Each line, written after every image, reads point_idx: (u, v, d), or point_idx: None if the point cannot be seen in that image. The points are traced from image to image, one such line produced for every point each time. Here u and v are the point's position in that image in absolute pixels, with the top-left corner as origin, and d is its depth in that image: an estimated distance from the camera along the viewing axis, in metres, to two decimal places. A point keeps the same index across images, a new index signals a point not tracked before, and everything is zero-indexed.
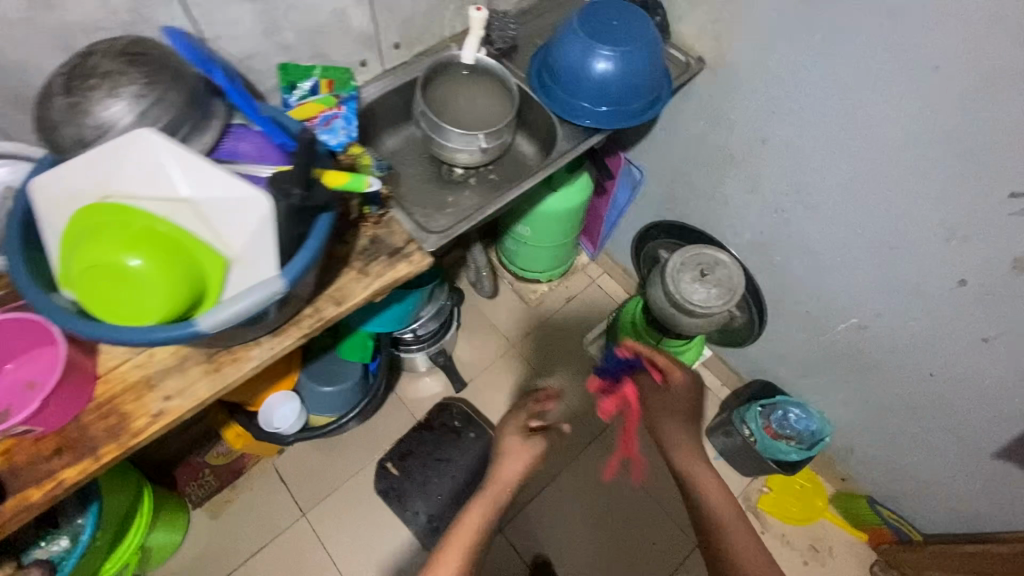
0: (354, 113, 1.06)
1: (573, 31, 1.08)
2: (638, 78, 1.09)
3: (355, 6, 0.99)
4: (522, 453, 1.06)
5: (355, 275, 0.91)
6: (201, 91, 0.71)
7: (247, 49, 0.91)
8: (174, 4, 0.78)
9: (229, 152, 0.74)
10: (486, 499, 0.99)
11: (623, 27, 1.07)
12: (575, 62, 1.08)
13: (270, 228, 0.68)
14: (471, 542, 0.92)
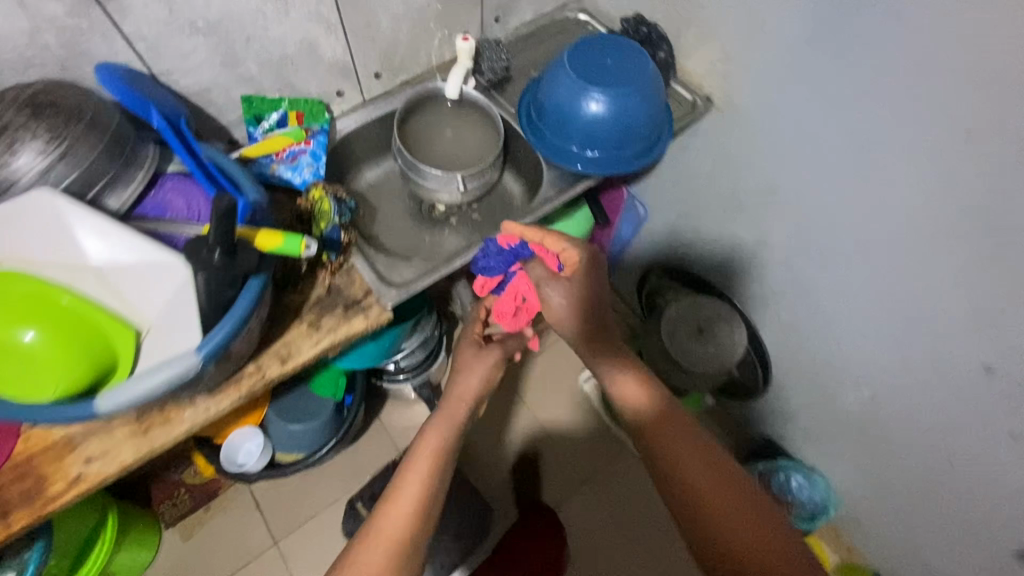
0: (325, 148, 0.99)
1: (563, 70, 1.00)
2: (633, 122, 1.00)
3: (327, 36, 0.92)
4: (475, 375, 0.89)
5: (306, 329, 0.84)
6: (121, 139, 0.65)
7: (205, 81, 0.85)
8: (116, 39, 0.72)
9: (156, 205, 0.68)
10: (439, 429, 0.81)
11: (618, 64, 0.99)
12: (564, 101, 1.00)
13: (186, 297, 0.61)
14: (430, 480, 0.75)
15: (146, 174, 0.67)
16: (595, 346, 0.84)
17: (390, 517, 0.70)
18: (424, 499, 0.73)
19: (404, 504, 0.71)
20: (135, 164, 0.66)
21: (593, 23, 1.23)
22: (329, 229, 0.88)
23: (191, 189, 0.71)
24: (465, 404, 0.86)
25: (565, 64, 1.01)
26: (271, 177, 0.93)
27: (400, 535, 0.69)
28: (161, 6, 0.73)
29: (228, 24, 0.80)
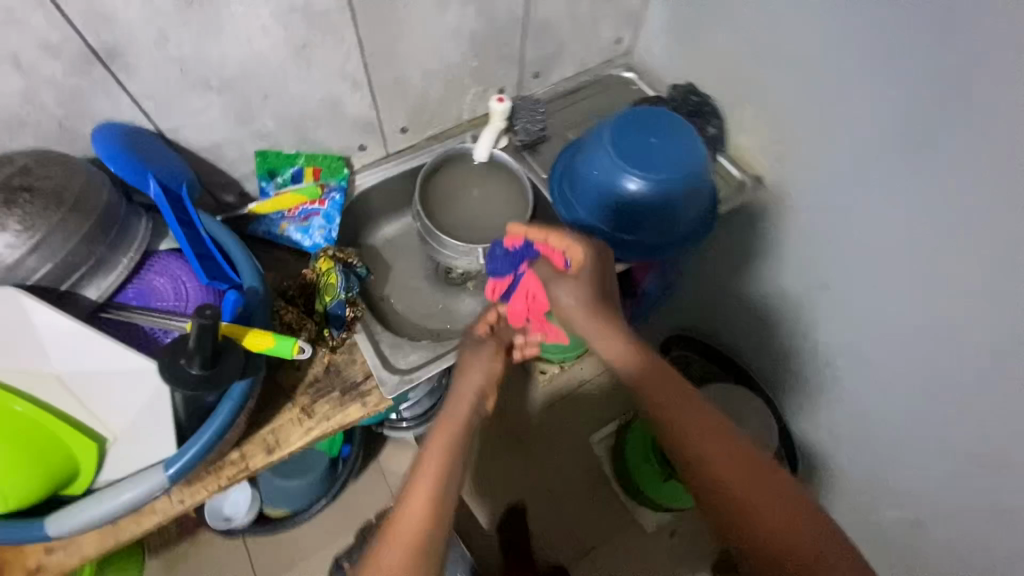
0: (340, 207, 0.92)
1: (602, 144, 0.92)
2: (676, 207, 0.92)
3: (353, 92, 0.85)
4: (474, 374, 0.75)
5: (297, 416, 0.77)
6: (112, 218, 0.59)
7: (216, 137, 0.78)
8: (121, 96, 0.66)
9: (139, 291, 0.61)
10: (443, 431, 0.68)
11: (664, 146, 0.90)
12: (603, 181, 0.92)
13: (160, 411, 0.55)
14: (439, 478, 0.64)
15: (134, 256, 0.61)
16: (595, 321, 0.72)
17: (402, 520, 0.61)
18: (441, 499, 0.62)
19: (417, 502, 0.62)
20: (123, 246, 0.60)
21: (638, 83, 1.15)
22: (334, 304, 0.81)
23: (183, 271, 0.64)
24: (468, 397, 0.73)
25: (605, 140, 0.92)
26: (280, 237, 0.88)
27: (418, 536, 0.60)
28: (172, 65, 0.67)
29: (246, 82, 0.74)
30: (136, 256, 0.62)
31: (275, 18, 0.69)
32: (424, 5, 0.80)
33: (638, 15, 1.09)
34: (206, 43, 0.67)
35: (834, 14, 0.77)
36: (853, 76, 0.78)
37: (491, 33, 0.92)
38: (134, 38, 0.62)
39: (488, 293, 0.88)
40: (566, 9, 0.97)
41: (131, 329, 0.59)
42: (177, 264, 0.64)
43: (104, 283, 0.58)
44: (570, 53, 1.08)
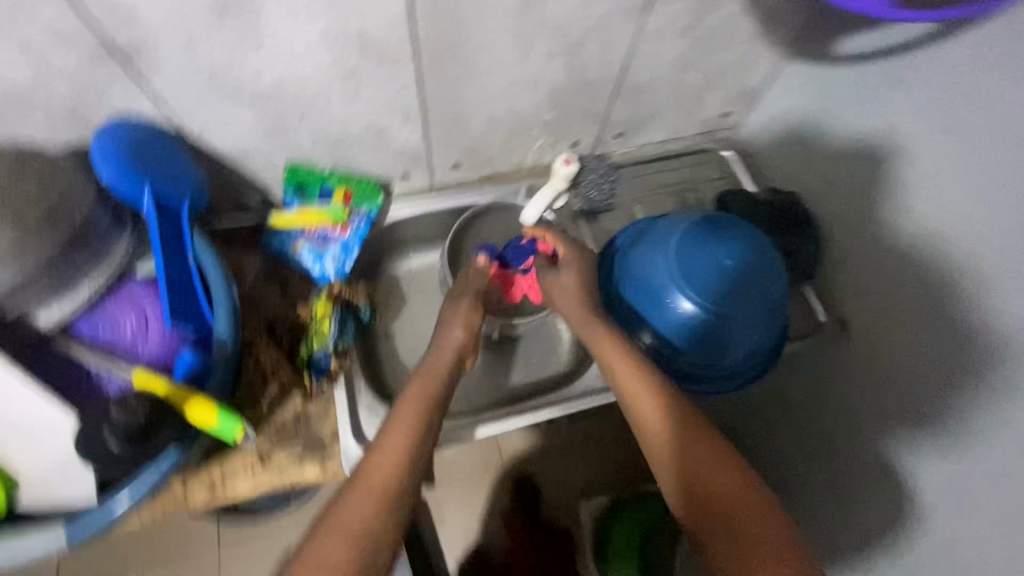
0: (362, 238, 0.83)
1: (666, 242, 0.80)
2: (737, 340, 0.78)
3: (403, 124, 0.76)
4: (455, 332, 0.71)
5: (250, 464, 0.71)
6: (92, 237, 0.54)
7: (244, 144, 0.71)
8: (141, 93, 0.60)
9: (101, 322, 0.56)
10: (423, 387, 0.64)
11: (746, 276, 0.75)
12: (658, 295, 0.78)
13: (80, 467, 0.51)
14: (418, 426, 0.59)
15: (103, 283, 0.56)
16: (576, 304, 0.73)
17: (377, 463, 0.55)
18: (418, 450, 0.58)
19: (394, 441, 0.57)
20: (92, 272, 0.55)
21: (736, 167, 0.98)
22: (320, 352, 0.74)
23: (153, 306, 0.58)
24: (448, 356, 0.69)
25: (670, 248, 0.78)
26: (290, 256, 0.81)
27: (396, 482, 0.54)
28: (200, 73, 0.59)
29: (282, 99, 0.66)
30: (105, 282, 0.56)
31: (323, 41, 0.60)
32: (501, 51, 0.68)
33: (756, 94, 0.93)
34: (241, 56, 0.59)
35: (971, 186, 0.60)
36: (966, 269, 0.60)
37: (576, 88, 0.80)
38: (158, 40, 0.54)
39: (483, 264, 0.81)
40: (671, 75, 0.83)
41: (77, 364, 0.54)
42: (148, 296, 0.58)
43: (59, 311, 0.53)
44: (665, 119, 0.94)
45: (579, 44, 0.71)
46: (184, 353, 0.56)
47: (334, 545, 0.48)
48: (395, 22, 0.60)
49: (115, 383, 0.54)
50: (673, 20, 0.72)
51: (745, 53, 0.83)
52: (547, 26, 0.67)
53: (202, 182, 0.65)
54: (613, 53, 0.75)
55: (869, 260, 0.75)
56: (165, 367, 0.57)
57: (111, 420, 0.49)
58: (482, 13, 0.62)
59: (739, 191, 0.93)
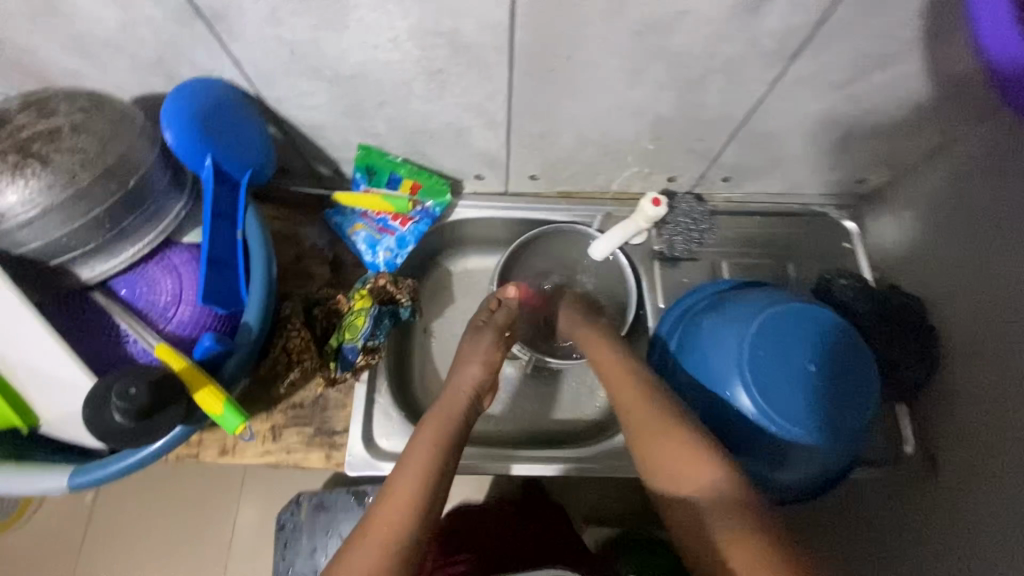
0: (420, 235, 0.80)
1: (739, 328, 0.70)
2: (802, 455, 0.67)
3: (485, 129, 0.69)
4: (474, 366, 0.70)
5: (261, 435, 0.72)
6: (141, 201, 0.53)
7: (320, 120, 0.68)
8: (224, 57, 0.58)
9: (138, 284, 0.56)
10: (438, 423, 0.62)
11: (823, 386, 0.66)
12: (715, 383, 0.70)
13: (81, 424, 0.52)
14: (435, 465, 0.56)
15: (146, 247, 0.55)
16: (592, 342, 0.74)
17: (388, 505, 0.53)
18: (430, 496, 0.54)
19: (410, 484, 0.54)
20: (136, 236, 0.54)
21: (855, 244, 0.85)
22: (348, 346, 0.72)
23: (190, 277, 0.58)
24: (467, 390, 0.68)
25: (744, 336, 0.69)
26: (345, 238, 0.79)
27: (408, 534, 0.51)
28: (281, 46, 0.56)
29: (362, 84, 0.61)
30: (149, 245, 0.56)
31: (411, 35, 0.54)
32: (607, 74, 0.60)
33: (906, 166, 0.77)
34: (324, 36, 0.54)
35: None
36: None
37: (686, 125, 0.69)
38: (242, 7, 0.51)
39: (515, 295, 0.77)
40: (805, 127, 0.70)
41: (106, 320, 0.55)
42: (187, 267, 0.58)
43: (98, 268, 0.54)
44: (785, 172, 0.80)
45: (701, 79, 0.61)
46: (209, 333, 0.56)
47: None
48: (491, 27, 0.53)
49: (138, 349, 0.54)
50: (822, 69, 0.60)
51: (907, 119, 0.68)
52: (667, 55, 0.57)
53: (267, 155, 0.65)
54: (739, 95, 0.64)
55: (989, 404, 0.63)
56: (189, 340, 0.57)
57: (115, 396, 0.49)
58: (593, 31, 0.54)
59: (851, 274, 0.81)
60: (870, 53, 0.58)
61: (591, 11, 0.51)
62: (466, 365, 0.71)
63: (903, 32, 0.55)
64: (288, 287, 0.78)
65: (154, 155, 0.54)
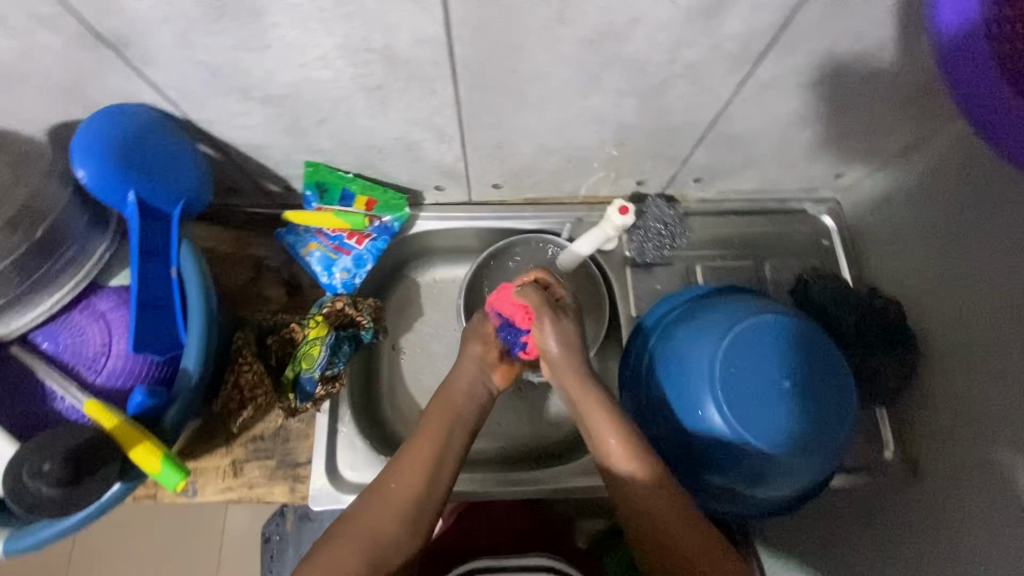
0: (379, 252, 0.76)
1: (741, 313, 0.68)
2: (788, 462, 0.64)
3: (438, 142, 0.65)
4: (473, 351, 0.69)
5: (220, 471, 0.68)
6: (55, 246, 0.52)
7: (259, 139, 0.64)
8: (141, 81, 0.53)
9: (63, 334, 0.55)
10: (438, 418, 0.63)
11: (802, 407, 0.64)
12: (687, 403, 0.67)
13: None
14: (430, 458, 0.59)
15: (66, 296, 0.55)
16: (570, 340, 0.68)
17: (377, 508, 0.55)
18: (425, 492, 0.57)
19: (395, 499, 0.56)
20: (53, 285, 0.54)
21: (833, 240, 0.82)
22: (305, 376, 0.68)
23: (119, 324, 0.56)
24: (467, 380, 0.67)
25: (744, 322, 0.67)
26: (299, 259, 0.75)
27: (397, 537, 0.54)
28: (200, 68, 0.51)
29: (297, 103, 0.57)
30: (72, 294, 0.55)
31: (341, 52, 0.49)
32: (561, 83, 0.55)
33: (886, 160, 0.74)
34: (245, 57, 0.50)
35: None
36: None
37: (651, 130, 0.65)
38: (150, 30, 0.46)
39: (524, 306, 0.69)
40: (777, 127, 0.66)
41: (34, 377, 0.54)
42: (114, 313, 0.56)
43: (17, 321, 0.53)
44: (760, 171, 0.77)
45: (663, 85, 0.57)
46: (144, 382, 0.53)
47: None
48: (427, 41, 0.48)
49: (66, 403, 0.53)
50: (792, 69, 0.56)
51: (885, 116, 0.64)
52: (623, 62, 0.53)
53: (199, 182, 0.60)
54: (704, 99, 0.60)
55: (964, 413, 0.62)
56: (123, 390, 0.56)
57: (31, 475, 0.46)
58: (540, 41, 0.49)
59: (826, 275, 0.78)
60: (841, 51, 0.54)
61: (534, 20, 0.47)
62: (466, 346, 0.70)
63: (877, 29, 0.51)
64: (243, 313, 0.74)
65: (67, 195, 0.53)
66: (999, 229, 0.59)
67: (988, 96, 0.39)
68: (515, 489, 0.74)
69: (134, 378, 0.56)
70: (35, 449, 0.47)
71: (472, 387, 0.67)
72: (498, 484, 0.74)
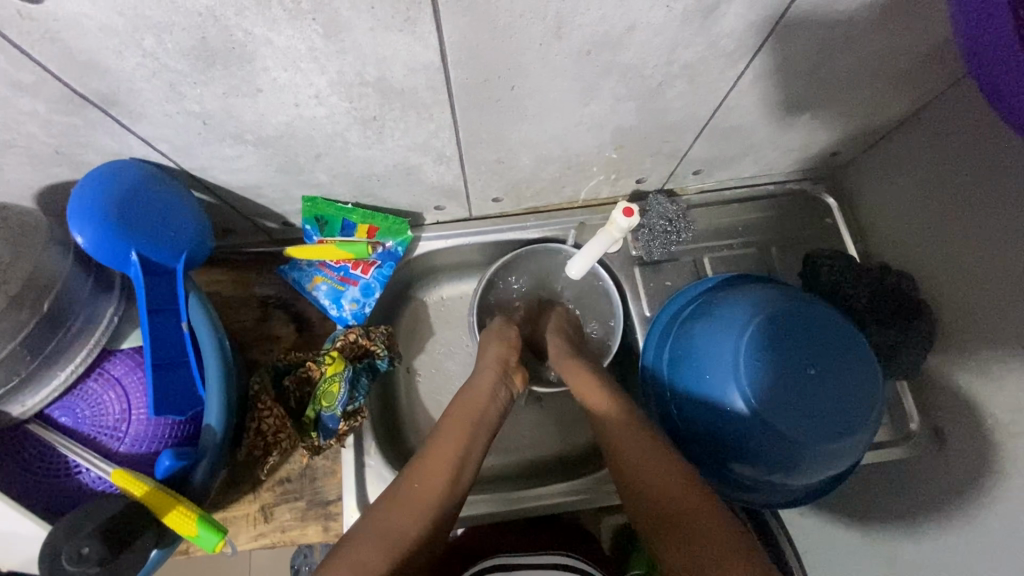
0: (386, 280, 0.75)
1: (765, 299, 0.68)
2: (815, 445, 0.63)
3: (436, 164, 0.64)
4: (495, 348, 0.70)
5: (251, 518, 0.68)
6: (60, 313, 0.52)
7: (254, 181, 0.62)
8: (130, 137, 0.51)
9: (85, 404, 0.55)
10: (461, 420, 0.61)
11: (821, 391, 0.64)
12: (712, 398, 0.67)
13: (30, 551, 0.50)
14: (459, 447, 0.58)
15: (79, 367, 0.54)
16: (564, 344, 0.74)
17: (399, 509, 0.53)
18: (452, 482, 0.56)
19: (421, 492, 0.54)
20: (64, 358, 0.53)
21: (837, 218, 0.82)
22: (327, 415, 0.68)
23: (135, 390, 0.56)
24: (493, 374, 0.67)
25: (769, 310, 0.66)
26: (306, 295, 0.74)
27: (417, 534, 0.52)
28: (191, 118, 0.50)
29: (292, 142, 0.55)
30: (85, 363, 0.55)
31: (334, 89, 0.48)
32: (558, 95, 0.54)
33: (882, 134, 0.74)
34: (236, 103, 0.48)
35: None
36: None
37: (650, 130, 0.64)
38: (136, 86, 0.45)
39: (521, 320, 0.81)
40: (774, 114, 0.66)
41: (60, 454, 0.54)
42: (130, 379, 0.56)
43: (31, 400, 0.53)
44: (759, 157, 0.76)
45: (660, 87, 0.56)
46: (170, 453, 0.52)
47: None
48: (422, 69, 0.47)
49: (95, 473, 0.53)
50: (788, 58, 0.56)
51: (881, 92, 0.64)
52: (619, 70, 0.52)
53: (200, 234, 0.58)
54: (701, 96, 0.59)
55: (987, 379, 0.63)
56: (148, 455, 0.56)
57: (68, 557, 0.45)
58: (537, 57, 0.48)
59: (836, 254, 0.77)
60: (836, 36, 0.53)
61: (530, 38, 0.46)
62: (488, 348, 0.70)
63: (872, 11, 0.50)
64: (254, 355, 0.73)
65: (69, 263, 0.52)
66: (1008, 197, 0.59)
67: (992, 68, 0.38)
68: (544, 501, 0.74)
69: (158, 442, 0.56)
70: (73, 528, 0.46)
71: (495, 388, 0.65)
72: (529, 499, 0.74)
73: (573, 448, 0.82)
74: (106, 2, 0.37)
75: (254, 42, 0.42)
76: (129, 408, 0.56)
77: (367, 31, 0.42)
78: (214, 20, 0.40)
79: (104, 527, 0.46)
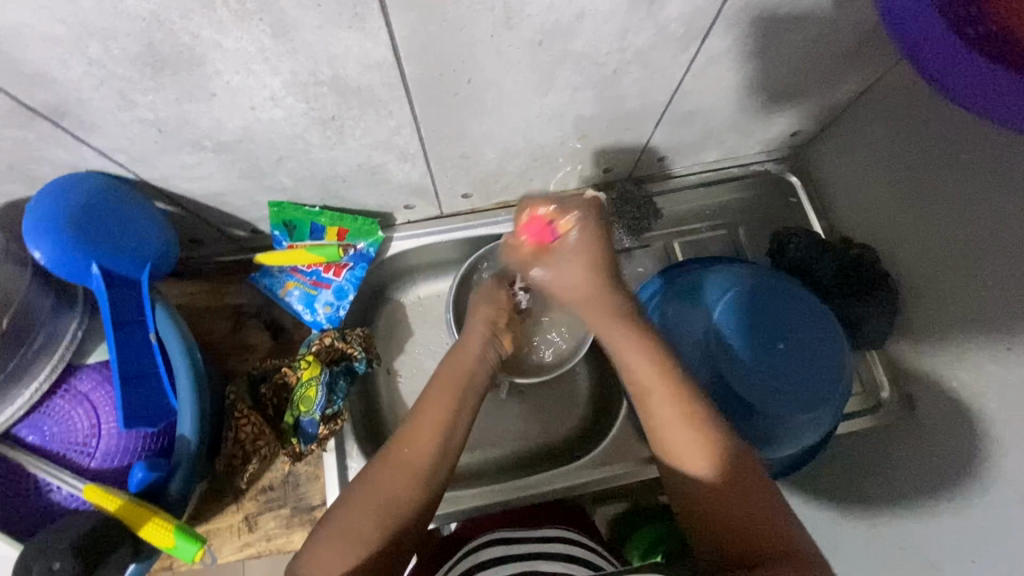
0: (359, 281, 0.75)
1: (734, 278, 0.69)
2: (789, 414, 0.65)
3: (400, 162, 0.64)
4: (484, 309, 0.65)
5: (235, 529, 0.67)
6: (20, 330, 0.51)
7: (218, 189, 0.62)
8: (84, 149, 0.51)
9: (52, 419, 0.55)
10: (451, 381, 0.57)
11: (793, 364, 0.65)
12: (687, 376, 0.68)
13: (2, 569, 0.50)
14: (445, 420, 0.55)
15: (43, 384, 0.54)
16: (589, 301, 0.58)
17: (388, 475, 0.51)
18: (441, 458, 0.53)
19: (411, 465, 0.52)
20: (28, 375, 0.53)
21: (801, 197, 0.84)
22: (305, 420, 0.67)
23: (104, 404, 0.56)
24: (477, 342, 0.62)
25: (736, 288, 0.68)
26: (279, 301, 0.73)
27: (410, 498, 0.51)
28: (146, 127, 0.49)
29: (251, 146, 0.55)
30: (50, 379, 0.55)
31: (289, 90, 0.48)
32: (516, 86, 0.55)
33: (839, 111, 0.75)
34: (190, 108, 0.48)
35: None
36: None
37: (611, 118, 0.65)
38: (86, 94, 0.45)
39: (529, 248, 0.63)
40: (730, 97, 0.67)
41: (28, 472, 0.54)
42: (97, 394, 0.56)
43: None
44: (721, 141, 0.77)
45: (615, 74, 0.57)
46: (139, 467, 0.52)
47: (338, 550, 0.48)
48: (376, 66, 0.47)
49: (65, 490, 0.53)
50: (737, 41, 0.57)
51: (832, 71, 0.66)
52: (575, 59, 0.53)
53: (164, 244, 0.57)
54: (657, 81, 0.60)
55: (950, 339, 0.65)
56: (119, 469, 0.56)
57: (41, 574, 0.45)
58: (490, 50, 0.49)
59: (801, 231, 0.79)
60: (783, 15, 0.54)
61: (480, 29, 0.46)
62: (477, 307, 0.66)
63: None
64: (230, 365, 0.73)
65: (28, 277, 0.52)
66: (957, 165, 0.61)
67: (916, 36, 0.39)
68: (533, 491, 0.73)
69: (130, 455, 0.55)
70: (42, 548, 0.46)
71: (483, 354, 0.61)
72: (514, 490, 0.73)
73: (558, 438, 0.82)
74: (46, 10, 0.37)
75: (203, 45, 0.42)
76: (97, 421, 0.56)
77: (316, 29, 0.42)
78: (158, 24, 0.39)
79: (77, 543, 0.47)
